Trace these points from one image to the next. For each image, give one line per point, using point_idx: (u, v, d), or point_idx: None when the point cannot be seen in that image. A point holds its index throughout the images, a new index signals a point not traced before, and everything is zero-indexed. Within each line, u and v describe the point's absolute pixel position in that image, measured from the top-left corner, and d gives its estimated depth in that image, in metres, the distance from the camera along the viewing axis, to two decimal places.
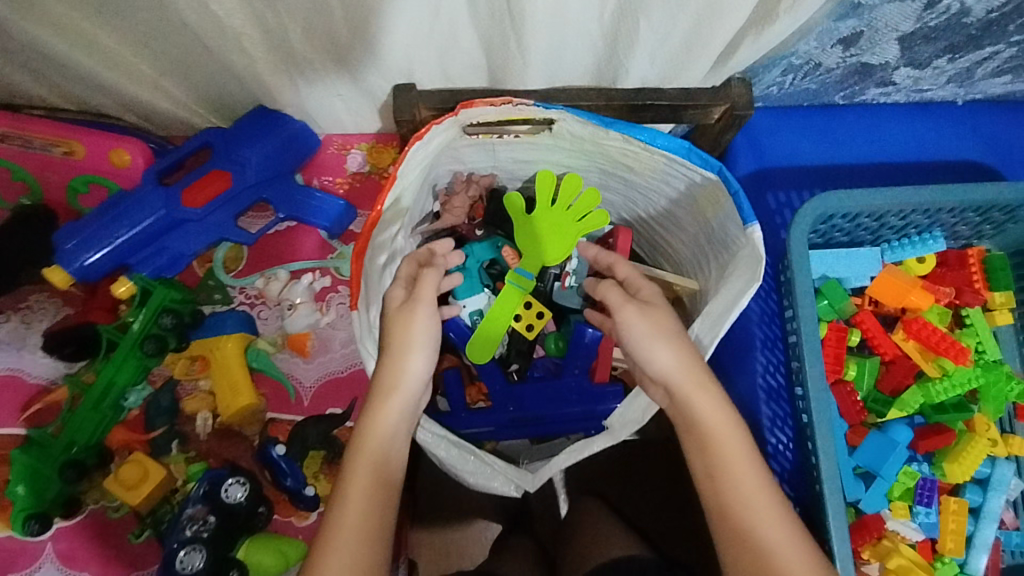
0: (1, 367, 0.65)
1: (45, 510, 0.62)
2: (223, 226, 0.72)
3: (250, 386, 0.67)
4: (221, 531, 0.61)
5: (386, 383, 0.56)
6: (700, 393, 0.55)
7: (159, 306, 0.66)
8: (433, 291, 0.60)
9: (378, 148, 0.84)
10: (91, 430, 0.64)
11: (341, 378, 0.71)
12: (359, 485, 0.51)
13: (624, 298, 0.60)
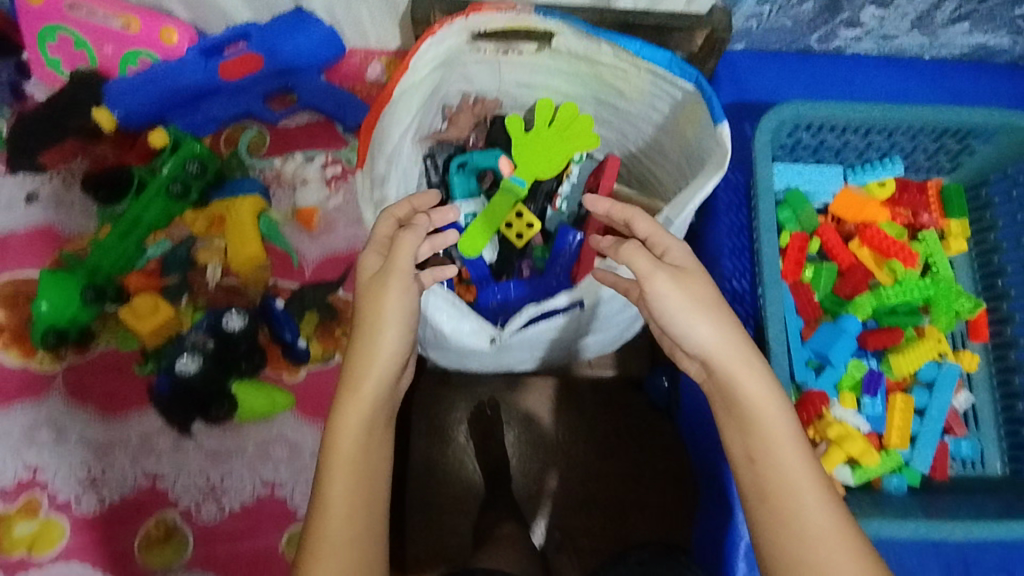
0: (46, 219, 0.80)
1: (64, 330, 0.73)
2: (250, 102, 0.82)
3: (258, 241, 0.76)
4: (217, 354, 0.72)
5: (358, 370, 0.48)
6: (747, 373, 0.47)
7: (186, 154, 0.77)
8: (411, 255, 0.51)
9: (397, 64, 0.87)
10: (114, 258, 0.74)
11: (339, 255, 0.80)
12: (347, 477, 0.46)
13: (653, 266, 0.50)
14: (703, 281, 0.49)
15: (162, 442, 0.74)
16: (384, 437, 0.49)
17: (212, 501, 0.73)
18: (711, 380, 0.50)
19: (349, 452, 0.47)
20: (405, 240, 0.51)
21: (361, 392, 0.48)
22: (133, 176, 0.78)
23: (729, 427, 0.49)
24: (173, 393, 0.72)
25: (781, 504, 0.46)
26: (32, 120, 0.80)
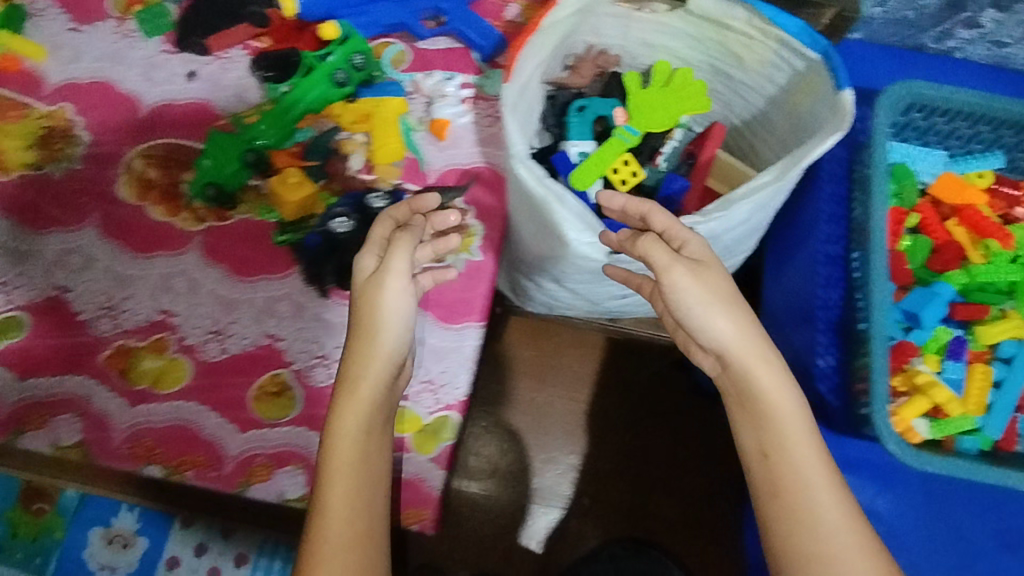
0: (201, 95, 0.88)
1: (224, 185, 0.81)
2: (407, 16, 0.89)
3: (398, 139, 0.82)
4: (359, 228, 0.79)
5: (355, 373, 0.61)
6: (760, 369, 0.60)
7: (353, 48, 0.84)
8: (406, 259, 0.63)
9: (534, 8, 0.95)
10: (277, 130, 0.82)
11: (461, 168, 0.87)
12: (349, 465, 0.60)
13: (671, 258, 0.61)
14: (717, 273, 0.61)
15: (283, 308, 0.80)
16: (381, 425, 0.62)
17: (323, 366, 0.78)
18: (730, 373, 0.62)
19: (347, 445, 0.60)
20: (400, 244, 0.63)
21: (356, 394, 0.60)
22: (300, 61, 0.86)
23: (743, 424, 0.62)
24: (309, 260, 0.80)
25: (795, 497, 0.58)
26: (209, 6, 0.89)
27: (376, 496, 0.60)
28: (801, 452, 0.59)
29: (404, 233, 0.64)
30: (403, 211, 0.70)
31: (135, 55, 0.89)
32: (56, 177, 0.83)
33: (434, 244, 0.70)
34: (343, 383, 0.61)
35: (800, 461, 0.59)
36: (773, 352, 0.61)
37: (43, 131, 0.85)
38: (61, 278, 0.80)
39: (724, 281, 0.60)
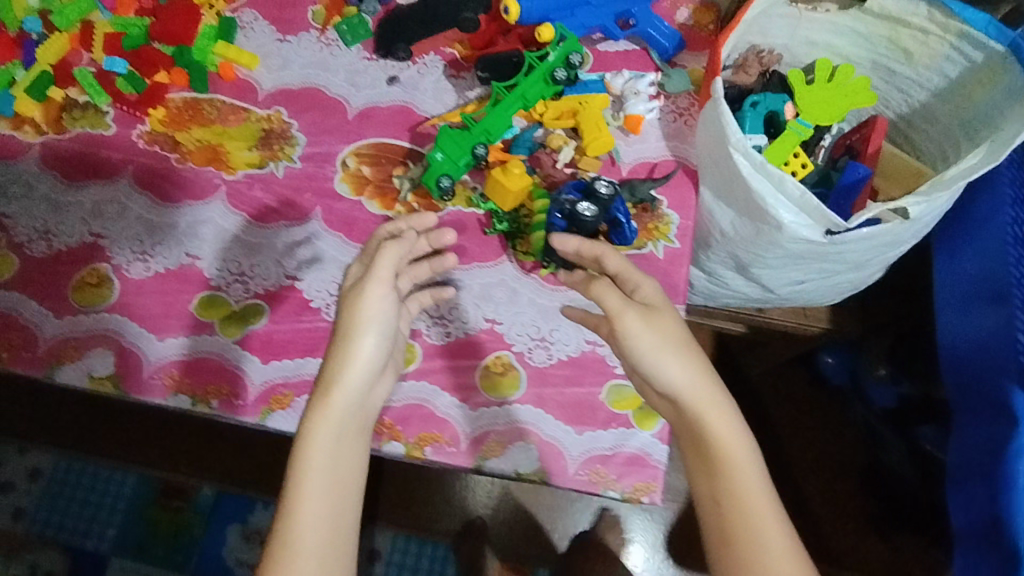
0: (402, 98, 0.93)
1: (453, 175, 0.82)
2: (606, 19, 0.92)
3: (607, 132, 0.85)
4: (582, 222, 0.78)
5: (327, 383, 0.70)
6: (712, 414, 0.69)
7: (573, 47, 0.83)
8: (387, 267, 0.73)
9: (702, 10, 1.00)
10: (500, 129, 0.83)
11: (651, 161, 0.91)
12: (317, 472, 0.68)
13: (624, 305, 0.72)
14: (666, 318, 0.71)
15: (499, 294, 0.84)
16: (354, 435, 0.71)
17: (542, 348, 0.82)
18: (684, 415, 0.71)
19: (318, 455, 0.69)
20: (385, 253, 0.74)
21: (329, 403, 0.70)
22: (522, 60, 0.84)
23: (695, 464, 0.70)
24: (524, 245, 0.84)
25: (733, 518, 0.67)
26: (410, 14, 0.93)
27: (344, 506, 0.69)
28: (738, 477, 0.67)
29: (386, 248, 0.74)
30: (401, 225, 0.80)
31: (339, 62, 0.95)
32: (279, 175, 0.89)
33: (434, 262, 0.80)
34: (319, 390, 0.70)
35: (736, 483, 0.68)
36: (718, 391, 0.70)
37: (262, 133, 0.91)
38: (292, 268, 0.84)
39: (672, 326, 0.70)
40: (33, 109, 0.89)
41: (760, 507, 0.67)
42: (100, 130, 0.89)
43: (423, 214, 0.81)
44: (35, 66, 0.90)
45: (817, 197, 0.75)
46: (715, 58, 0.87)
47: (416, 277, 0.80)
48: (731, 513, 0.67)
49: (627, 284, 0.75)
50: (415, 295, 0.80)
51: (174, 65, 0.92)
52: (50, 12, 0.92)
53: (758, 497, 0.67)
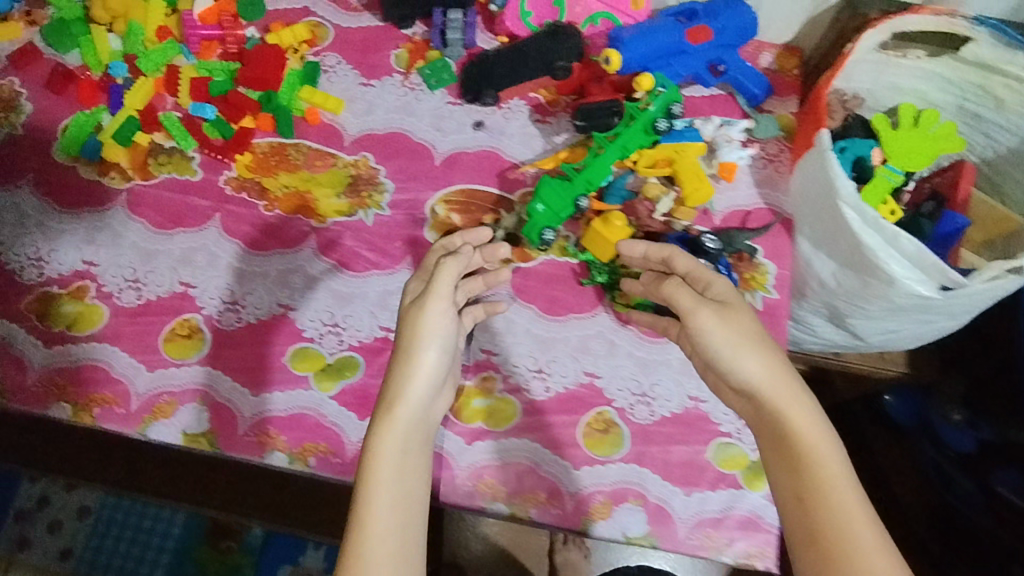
0: (489, 144, 0.93)
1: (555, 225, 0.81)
2: (698, 67, 0.92)
3: (706, 181, 0.84)
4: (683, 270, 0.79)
5: (396, 392, 0.65)
6: (794, 407, 0.62)
7: (672, 98, 0.83)
8: (449, 280, 0.71)
9: (785, 55, 1.00)
10: (599, 178, 0.82)
11: (744, 209, 0.90)
12: (387, 481, 0.61)
13: (699, 303, 0.69)
14: (743, 315, 0.67)
15: (597, 346, 0.82)
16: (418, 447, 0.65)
17: (644, 404, 0.79)
18: (764, 417, 0.64)
19: (386, 465, 0.62)
20: (445, 267, 0.72)
21: (395, 413, 0.64)
22: (622, 109, 0.84)
23: (775, 465, 0.62)
24: (622, 296, 0.82)
25: (832, 521, 0.56)
26: (497, 58, 0.91)
27: (412, 520, 0.60)
28: (827, 474, 0.58)
29: (449, 259, 0.72)
30: (457, 242, 0.79)
31: (424, 107, 0.94)
32: (369, 224, 0.87)
33: (487, 276, 0.78)
34: (384, 401, 0.65)
35: (829, 481, 0.58)
36: (799, 386, 0.64)
37: (350, 179, 0.89)
38: (385, 319, 0.82)
39: (748, 322, 0.66)
40: (120, 155, 0.88)
41: (856, 512, 0.56)
42: (187, 175, 0.88)
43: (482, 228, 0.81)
44: (122, 110, 0.89)
45: (933, 252, 0.74)
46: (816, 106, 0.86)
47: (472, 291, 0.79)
48: (822, 515, 0.57)
49: (698, 283, 0.72)
50: (470, 310, 0.79)
51: (259, 109, 0.91)
52: (135, 57, 0.92)
53: (854, 498, 0.57)
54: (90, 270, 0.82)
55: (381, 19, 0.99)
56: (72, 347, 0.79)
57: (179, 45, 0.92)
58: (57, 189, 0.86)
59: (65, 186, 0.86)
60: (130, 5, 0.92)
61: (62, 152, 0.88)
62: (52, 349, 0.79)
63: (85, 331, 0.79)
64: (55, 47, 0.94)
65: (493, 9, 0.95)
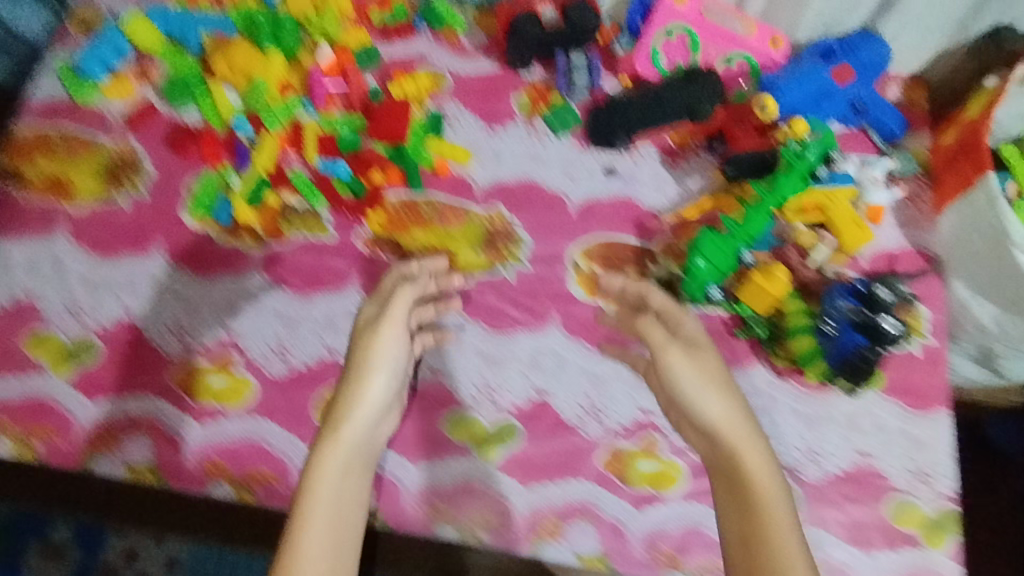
0: (623, 192, 0.90)
1: (718, 278, 0.80)
2: (837, 108, 0.89)
3: (859, 227, 0.83)
4: (859, 323, 0.75)
5: (343, 415, 0.63)
6: (750, 454, 0.58)
7: (829, 144, 0.81)
8: (402, 309, 0.71)
9: (911, 86, 0.97)
10: (757, 229, 0.81)
11: (890, 253, 0.88)
12: (327, 499, 0.57)
13: (668, 339, 0.67)
14: (712, 356, 0.66)
15: (759, 403, 0.81)
16: (358, 477, 0.61)
17: (814, 463, 0.80)
18: (722, 460, 0.60)
19: (326, 487, 0.58)
20: (400, 295, 0.73)
21: (339, 435, 0.61)
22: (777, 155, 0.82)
23: (728, 509, 0.58)
24: (782, 350, 0.81)
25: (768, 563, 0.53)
26: (630, 102, 0.89)
27: (343, 554, 0.55)
28: (772, 513, 0.55)
29: (406, 287, 0.74)
30: (412, 267, 0.79)
31: (552, 154, 0.92)
32: (512, 279, 0.85)
33: (442, 307, 0.80)
34: (330, 423, 0.62)
35: (772, 529, 0.55)
36: (758, 433, 0.60)
37: (486, 234, 0.87)
38: (540, 381, 0.80)
39: (715, 362, 0.63)
40: (252, 216, 0.85)
41: (797, 558, 0.53)
42: (320, 235, 0.85)
43: (435, 255, 0.82)
44: (250, 170, 0.87)
45: None
46: (973, 142, 0.85)
47: (421, 317, 0.79)
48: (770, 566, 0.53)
49: (671, 321, 0.71)
50: (419, 336, 0.78)
51: (389, 163, 0.88)
52: (257, 113, 0.89)
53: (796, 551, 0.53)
54: (234, 340, 0.80)
55: (499, 64, 0.96)
56: (226, 424, 0.77)
57: (301, 99, 0.90)
58: (191, 256, 0.83)
59: (199, 252, 0.84)
60: (252, 61, 0.89)
61: (190, 214, 0.85)
62: (205, 425, 0.77)
63: (238, 406, 0.77)
64: (170, 105, 0.91)
65: (616, 51, 0.94)
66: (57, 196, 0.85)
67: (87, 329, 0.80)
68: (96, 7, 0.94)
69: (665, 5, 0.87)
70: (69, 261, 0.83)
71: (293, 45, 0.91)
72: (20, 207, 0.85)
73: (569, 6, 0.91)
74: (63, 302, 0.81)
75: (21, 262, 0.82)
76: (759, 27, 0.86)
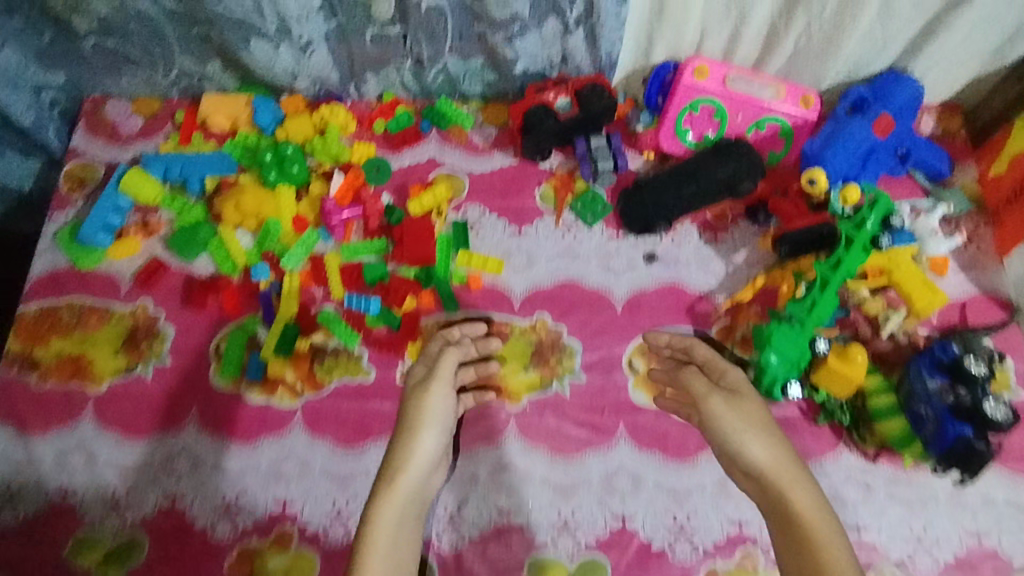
0: (669, 277, 0.85)
1: (789, 374, 0.74)
2: (883, 157, 0.84)
3: (934, 289, 0.77)
4: (960, 408, 0.69)
5: (398, 465, 0.66)
6: (796, 489, 0.61)
7: (885, 210, 0.77)
8: (450, 371, 0.73)
9: (946, 113, 0.92)
10: (826, 313, 0.75)
11: (959, 302, 0.82)
12: (383, 550, 0.61)
13: (710, 390, 0.70)
14: (753, 403, 0.68)
15: (852, 492, 0.74)
16: (410, 524, 0.65)
17: (925, 552, 0.72)
18: (769, 498, 0.63)
19: (382, 534, 0.61)
20: (447, 357, 0.74)
21: (395, 484, 0.65)
22: (838, 232, 0.77)
23: (781, 544, 0.60)
24: (874, 434, 0.74)
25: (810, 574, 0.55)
26: (659, 184, 0.84)
27: None
28: (822, 537, 0.57)
29: (452, 349, 0.75)
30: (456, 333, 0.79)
31: (586, 247, 0.87)
32: (568, 395, 0.79)
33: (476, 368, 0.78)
34: (386, 473, 0.65)
35: (825, 555, 0.56)
36: (804, 471, 0.62)
37: (532, 346, 0.82)
38: (619, 505, 0.74)
39: (756, 408, 0.66)
40: (285, 368, 0.79)
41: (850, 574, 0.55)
42: (361, 377, 0.80)
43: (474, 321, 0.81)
44: (276, 318, 0.82)
45: None
46: None
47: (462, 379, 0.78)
48: None
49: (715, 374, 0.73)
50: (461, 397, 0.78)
51: (421, 287, 0.84)
52: (274, 255, 0.85)
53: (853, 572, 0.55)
54: (285, 511, 0.75)
55: (515, 156, 0.91)
56: None
57: (318, 231, 0.86)
58: (226, 423, 0.78)
59: (234, 415, 0.78)
60: (261, 202, 0.84)
61: (221, 377, 0.80)
62: None
63: None
64: (181, 256, 0.86)
65: (637, 128, 0.89)
66: (78, 379, 0.80)
67: (131, 523, 0.74)
68: (94, 163, 0.92)
69: (685, 82, 0.82)
70: (102, 451, 0.77)
71: (301, 175, 0.87)
72: (40, 398, 0.79)
73: (583, 89, 0.85)
74: (101, 497, 0.75)
75: (51, 459, 0.77)
76: (786, 89, 0.81)
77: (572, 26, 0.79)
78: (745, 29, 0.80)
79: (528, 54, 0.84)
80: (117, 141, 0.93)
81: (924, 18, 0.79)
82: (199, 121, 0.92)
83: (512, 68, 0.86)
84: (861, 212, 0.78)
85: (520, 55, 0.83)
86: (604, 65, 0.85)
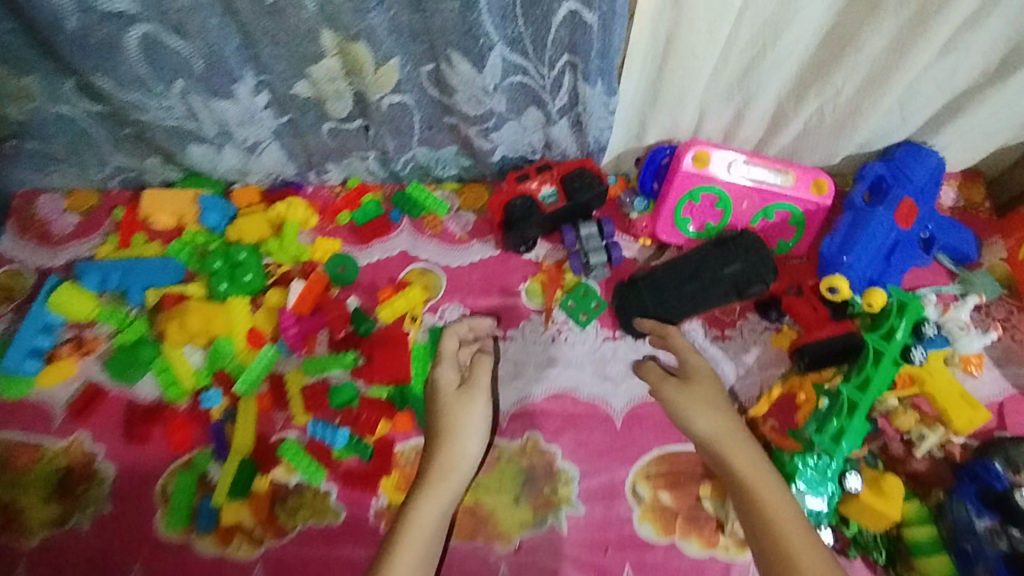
0: None
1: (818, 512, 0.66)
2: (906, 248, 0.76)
3: (976, 403, 0.68)
4: (1016, 557, 0.61)
5: (445, 465, 0.63)
6: (738, 455, 0.62)
7: (915, 316, 0.69)
8: (487, 378, 0.69)
9: (968, 183, 0.83)
10: (856, 439, 0.67)
11: (998, 404, 0.73)
12: (423, 544, 0.58)
13: (662, 378, 0.70)
14: (703, 383, 0.68)
15: None
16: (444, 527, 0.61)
17: None
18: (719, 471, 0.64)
19: (421, 530, 0.58)
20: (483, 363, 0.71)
21: (443, 483, 0.62)
22: (863, 343, 0.69)
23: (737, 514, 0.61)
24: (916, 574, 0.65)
25: (776, 546, 0.55)
26: (660, 282, 0.75)
27: None
28: (765, 498, 0.59)
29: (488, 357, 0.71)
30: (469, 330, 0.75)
31: (579, 351, 0.77)
32: (565, 531, 0.70)
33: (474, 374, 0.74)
34: (429, 472, 0.63)
35: (770, 514, 0.57)
36: (750, 442, 0.63)
37: (523, 473, 0.72)
38: None
39: (705, 388, 0.67)
40: (242, 512, 0.70)
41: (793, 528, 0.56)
42: (329, 519, 0.70)
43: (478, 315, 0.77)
44: (230, 455, 0.72)
45: None
46: None
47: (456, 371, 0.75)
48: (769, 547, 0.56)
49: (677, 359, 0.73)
50: None
51: (395, 410, 0.74)
52: (227, 375, 0.75)
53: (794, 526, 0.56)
54: None
55: (496, 245, 0.82)
56: None
57: (275, 346, 0.76)
58: None
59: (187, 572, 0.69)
60: (211, 319, 0.75)
61: (169, 528, 0.70)
62: None
63: None
64: (121, 380, 0.76)
65: (631, 215, 0.81)
66: (6, 533, 0.70)
67: None
68: (24, 270, 0.81)
69: (684, 170, 0.72)
70: None
71: (255, 282, 0.77)
72: None
73: (569, 176, 0.75)
74: None
75: None
76: (794, 176, 0.73)
77: (555, 116, 0.70)
78: (749, 113, 0.71)
79: (507, 143, 0.74)
80: (50, 243, 0.82)
81: (950, 95, 0.70)
82: (139, 219, 0.81)
83: (489, 156, 0.76)
84: (887, 318, 0.70)
85: (498, 145, 0.74)
86: (592, 150, 0.76)
